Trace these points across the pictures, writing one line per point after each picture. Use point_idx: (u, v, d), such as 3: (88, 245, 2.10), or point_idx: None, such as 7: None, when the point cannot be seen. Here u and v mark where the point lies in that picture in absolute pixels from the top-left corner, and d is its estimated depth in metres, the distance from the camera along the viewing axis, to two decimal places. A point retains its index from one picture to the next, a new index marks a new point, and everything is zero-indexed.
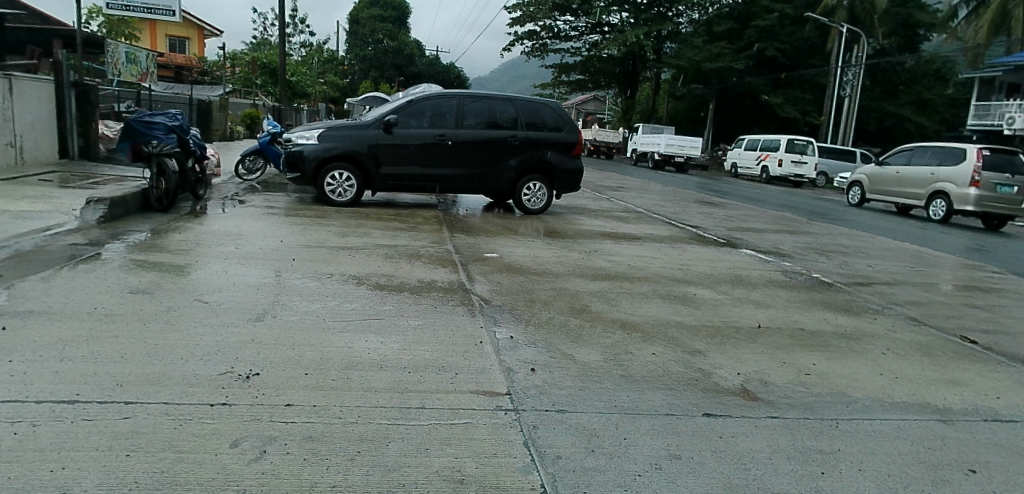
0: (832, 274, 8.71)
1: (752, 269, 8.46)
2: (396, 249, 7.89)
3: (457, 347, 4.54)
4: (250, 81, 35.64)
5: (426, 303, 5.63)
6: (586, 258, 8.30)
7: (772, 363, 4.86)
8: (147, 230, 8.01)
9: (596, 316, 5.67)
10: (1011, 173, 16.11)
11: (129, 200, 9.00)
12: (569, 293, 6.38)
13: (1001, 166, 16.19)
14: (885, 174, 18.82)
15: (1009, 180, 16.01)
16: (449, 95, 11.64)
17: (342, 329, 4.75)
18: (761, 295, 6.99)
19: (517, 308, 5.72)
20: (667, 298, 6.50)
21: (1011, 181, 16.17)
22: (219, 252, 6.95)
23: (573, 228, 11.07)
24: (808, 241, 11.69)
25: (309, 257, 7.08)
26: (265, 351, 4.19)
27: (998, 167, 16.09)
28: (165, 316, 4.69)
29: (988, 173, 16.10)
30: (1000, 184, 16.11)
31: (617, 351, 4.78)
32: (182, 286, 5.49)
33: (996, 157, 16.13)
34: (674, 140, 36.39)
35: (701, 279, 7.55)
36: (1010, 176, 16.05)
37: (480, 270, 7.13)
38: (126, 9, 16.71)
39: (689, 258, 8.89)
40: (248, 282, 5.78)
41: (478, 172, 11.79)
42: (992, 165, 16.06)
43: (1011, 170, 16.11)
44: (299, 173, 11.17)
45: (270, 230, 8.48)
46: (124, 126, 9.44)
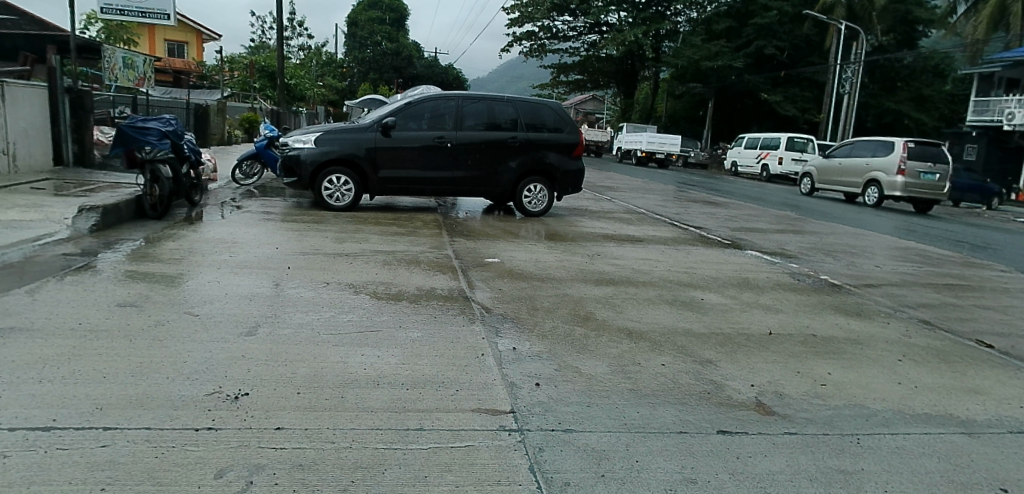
0: (840, 275, 8.49)
1: (759, 271, 8.24)
2: (394, 255, 7.69)
3: (458, 360, 4.35)
4: (249, 85, 35.45)
5: (427, 313, 5.43)
6: (588, 262, 8.09)
7: (786, 372, 4.66)
8: (141, 238, 7.82)
9: (602, 324, 5.47)
10: (932, 162, 18.38)
11: (122, 208, 8.78)
12: (573, 299, 6.18)
13: (925, 155, 18.43)
14: (831, 165, 20.89)
15: (931, 168, 18.31)
16: (448, 97, 11.45)
17: (338, 342, 4.55)
18: (770, 300, 6.78)
19: (520, 317, 5.51)
20: (674, 304, 6.29)
21: (933, 168, 18.45)
22: (212, 261, 6.75)
23: (575, 231, 10.87)
24: (813, 241, 11.48)
25: (306, 264, 6.89)
26: (257, 368, 4.00)
27: (922, 157, 18.37)
28: (152, 331, 4.50)
29: (913, 163, 18.35)
30: (924, 172, 18.39)
31: (625, 362, 4.59)
32: (173, 298, 5.29)
33: (920, 148, 18.40)
34: (655, 137, 37.33)
35: (708, 282, 7.35)
36: (931, 164, 18.35)
37: (481, 276, 6.93)
38: (120, 13, 16.48)
39: (695, 260, 8.68)
40: (241, 293, 5.58)
41: (478, 175, 11.60)
42: (917, 155, 18.32)
43: (933, 158, 18.38)
44: (296, 177, 10.98)
45: (265, 237, 8.27)
46: (116, 132, 9.22)
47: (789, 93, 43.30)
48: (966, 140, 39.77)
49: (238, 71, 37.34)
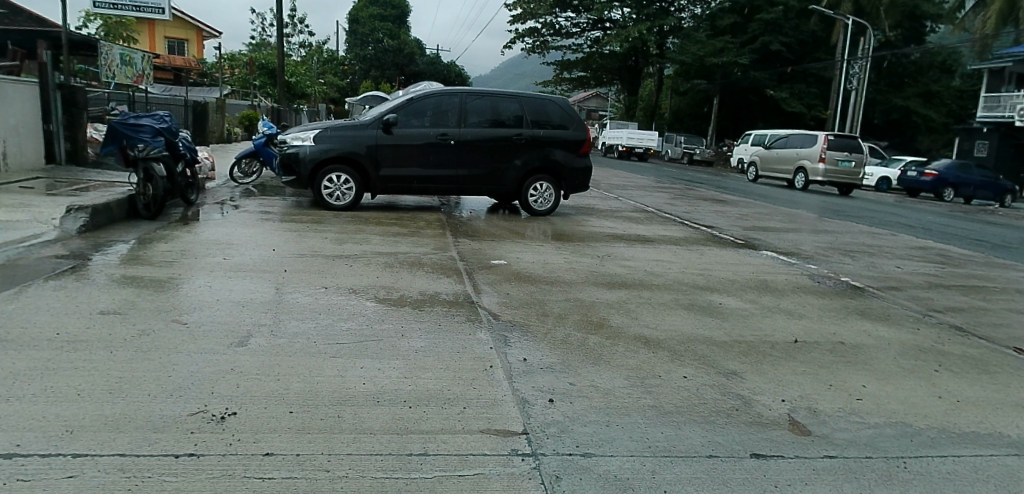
0: (862, 277, 8.15)
1: (776, 272, 7.92)
2: (397, 257, 7.37)
3: (464, 373, 4.02)
4: (249, 82, 35.08)
5: (431, 320, 5.10)
6: (599, 264, 7.76)
7: (818, 386, 4.34)
8: (133, 239, 7.52)
9: (618, 332, 5.14)
10: (847, 152, 22.58)
11: (114, 207, 8.48)
12: (584, 304, 5.87)
13: (842, 147, 22.60)
14: (772, 155, 24.93)
15: (847, 157, 22.50)
16: (451, 92, 11.11)
17: (335, 354, 4.21)
18: (791, 304, 6.46)
19: (531, 324, 5.20)
20: (690, 309, 5.98)
21: (849, 157, 22.68)
22: (206, 264, 6.44)
23: (583, 230, 10.56)
24: (828, 241, 11.17)
25: (304, 267, 6.56)
26: (246, 384, 3.67)
27: (840, 148, 22.52)
28: (135, 342, 4.17)
29: (833, 153, 22.46)
30: (843, 161, 22.50)
31: (645, 374, 4.26)
32: (161, 305, 4.97)
33: (839, 141, 22.62)
34: (635, 133, 39.60)
35: (725, 285, 7.03)
36: (846, 154, 22.56)
37: (487, 279, 6.61)
38: (114, 7, 16.02)
39: (709, 261, 8.36)
40: (234, 299, 5.27)
41: (482, 173, 11.27)
42: (835, 147, 22.49)
43: (849, 149, 22.58)
44: (295, 176, 10.66)
45: (262, 238, 7.95)
46: (108, 129, 8.90)
47: (795, 89, 42.94)
48: (975, 137, 39.40)
49: (239, 68, 37.03)
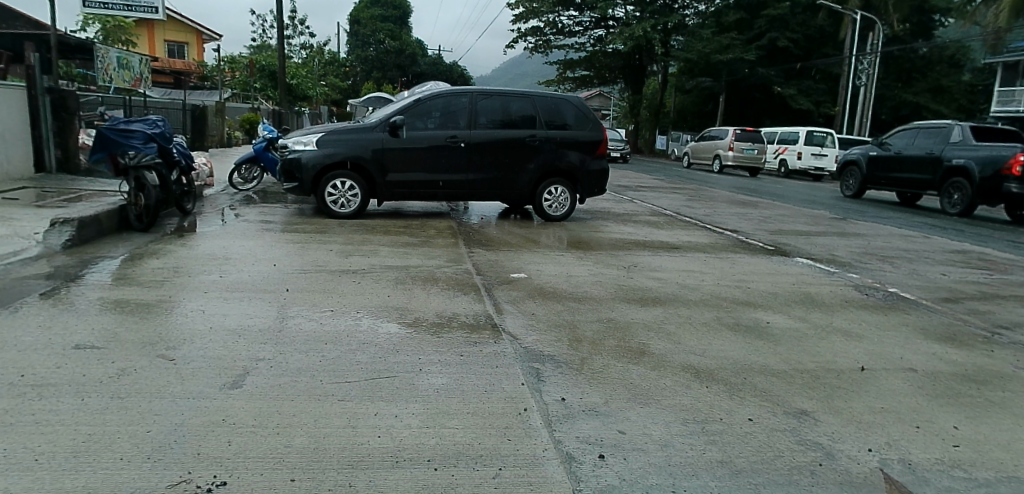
0: (909, 288, 7.52)
1: (817, 284, 7.33)
2: (409, 271, 6.81)
3: (494, 421, 3.42)
4: (249, 84, 34.52)
5: (451, 350, 4.49)
6: (626, 276, 7.16)
7: (903, 428, 3.75)
8: (123, 255, 6.94)
9: (662, 361, 4.54)
10: (752, 143, 27.71)
11: (103, 220, 7.88)
12: (620, 326, 5.28)
13: (749, 139, 27.77)
14: (702, 145, 30.36)
15: (751, 146, 27.66)
16: (461, 91, 10.51)
17: (343, 396, 3.62)
18: (844, 323, 5.86)
19: (565, 351, 4.60)
20: (736, 330, 5.40)
21: (754, 146, 27.78)
22: (200, 283, 5.86)
23: (602, 237, 9.97)
24: (861, 245, 10.55)
25: (307, 286, 5.97)
26: (241, 440, 3.07)
27: (745, 139, 27.71)
28: (109, 385, 3.58)
29: (740, 143, 27.71)
30: (748, 149, 27.68)
31: (704, 417, 3.67)
32: (145, 336, 4.36)
33: (745, 134, 27.82)
34: None
35: (767, 300, 6.45)
36: (752, 144, 27.64)
37: (509, 297, 6.02)
38: (104, 7, 15.37)
39: (743, 272, 7.76)
40: (229, 327, 4.68)
41: (494, 177, 10.67)
42: (742, 138, 27.71)
43: (753, 140, 27.71)
44: (296, 182, 10.07)
45: (263, 251, 7.36)
46: (97, 135, 8.30)
47: (802, 86, 42.25)
48: None
49: (239, 71, 36.44)
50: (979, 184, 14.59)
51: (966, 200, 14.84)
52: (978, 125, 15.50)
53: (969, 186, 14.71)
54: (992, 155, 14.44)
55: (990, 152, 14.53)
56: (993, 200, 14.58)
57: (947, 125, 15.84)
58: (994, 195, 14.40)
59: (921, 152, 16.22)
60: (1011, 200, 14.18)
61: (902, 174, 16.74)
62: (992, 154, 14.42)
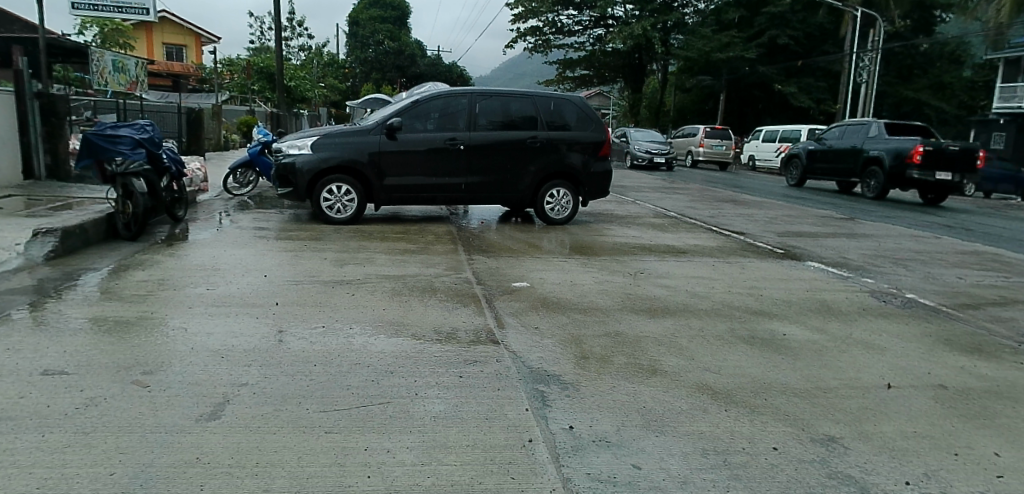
0: (927, 294, 7.21)
1: (832, 290, 7.04)
2: (406, 281, 6.51)
3: (495, 456, 3.13)
4: (247, 87, 34.27)
5: (450, 370, 4.19)
6: (633, 284, 6.86)
7: (941, 456, 3.45)
8: (108, 265, 6.61)
9: (676, 380, 4.25)
10: (721, 139, 29.85)
11: (89, 229, 7.56)
12: (629, 340, 4.99)
13: (718, 136, 29.91)
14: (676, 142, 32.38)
15: (720, 143, 29.78)
16: (460, 92, 10.21)
17: (330, 428, 3.33)
18: (865, 335, 5.55)
19: (571, 370, 4.31)
20: (751, 344, 5.11)
21: (722, 143, 29.92)
22: (187, 297, 5.56)
23: (606, 241, 9.68)
24: (873, 247, 10.24)
25: (300, 299, 5.68)
26: (215, 484, 2.77)
27: (714, 136, 29.86)
28: (76, 419, 3.30)
29: (710, 140, 29.79)
30: (717, 145, 29.78)
31: (724, 447, 3.37)
32: (120, 360, 4.06)
33: (714, 132, 30.00)
34: None
35: (782, 309, 6.17)
36: (721, 141, 29.80)
37: (511, 308, 5.73)
38: (94, 8, 14.97)
39: (755, 277, 7.46)
40: (213, 347, 4.39)
41: (495, 180, 10.37)
42: (712, 136, 29.85)
43: (722, 137, 29.84)
44: (291, 187, 9.77)
45: (254, 261, 7.05)
46: (82, 141, 7.98)
47: (803, 83, 41.97)
48: (991, 129, 38.37)
49: (237, 73, 36.16)
50: (889, 172, 16.96)
51: (879, 186, 17.23)
52: (891, 121, 17.84)
53: (881, 174, 17.04)
54: (898, 147, 16.83)
55: (897, 145, 16.90)
56: (902, 185, 16.92)
57: (866, 121, 18.17)
58: (902, 181, 16.76)
59: (846, 146, 18.52)
60: (915, 184, 16.56)
61: (833, 165, 19.07)
62: (898, 146, 16.82)
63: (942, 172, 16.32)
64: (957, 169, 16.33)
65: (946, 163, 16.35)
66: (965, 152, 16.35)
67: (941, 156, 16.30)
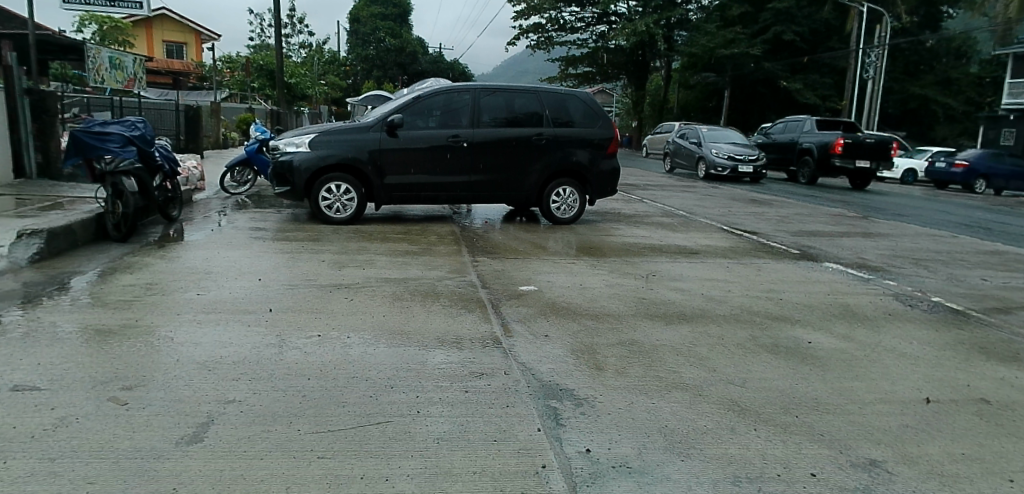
0: (954, 297, 6.88)
1: (853, 295, 6.72)
2: (408, 285, 6.19)
3: (507, 485, 2.80)
4: (246, 84, 34.03)
5: (456, 385, 3.87)
6: (646, 288, 6.55)
7: (996, 483, 3.12)
8: (97, 267, 6.30)
9: (700, 395, 3.92)
10: None
11: (77, 230, 7.25)
12: (646, 350, 4.66)
13: None
14: None
15: None
16: (463, 88, 9.88)
17: (325, 453, 3.01)
18: (895, 343, 5.22)
19: (586, 383, 3.99)
20: (776, 353, 4.78)
21: None
22: (177, 302, 5.25)
23: (614, 241, 9.36)
24: (891, 247, 9.90)
25: (297, 304, 5.36)
26: None
27: None
28: (41, 443, 2.97)
29: None
30: None
31: (758, 474, 3.05)
32: (97, 374, 3.72)
33: None
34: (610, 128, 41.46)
35: (805, 315, 5.85)
36: None
37: (518, 315, 5.41)
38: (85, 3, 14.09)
39: (771, 280, 7.14)
40: (200, 358, 4.06)
41: (499, 179, 10.06)
42: None
43: None
44: (289, 186, 9.46)
45: (249, 263, 6.74)
46: (70, 139, 7.67)
47: (809, 80, 41.58)
48: (1000, 125, 37.90)
49: (238, 71, 35.97)
50: (816, 161, 19.65)
51: (808, 173, 19.89)
52: (821, 118, 20.48)
53: (811, 162, 19.67)
54: (823, 139, 19.56)
55: (822, 138, 19.63)
56: (829, 173, 19.55)
57: (802, 118, 20.79)
58: (828, 169, 19.38)
59: (783, 140, 21.13)
60: (838, 171, 19.28)
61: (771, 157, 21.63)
62: (823, 139, 19.55)
63: (860, 160, 19.13)
64: (872, 157, 19.18)
65: (863, 154, 19.18)
66: (879, 143, 19.21)
67: (859, 147, 19.11)
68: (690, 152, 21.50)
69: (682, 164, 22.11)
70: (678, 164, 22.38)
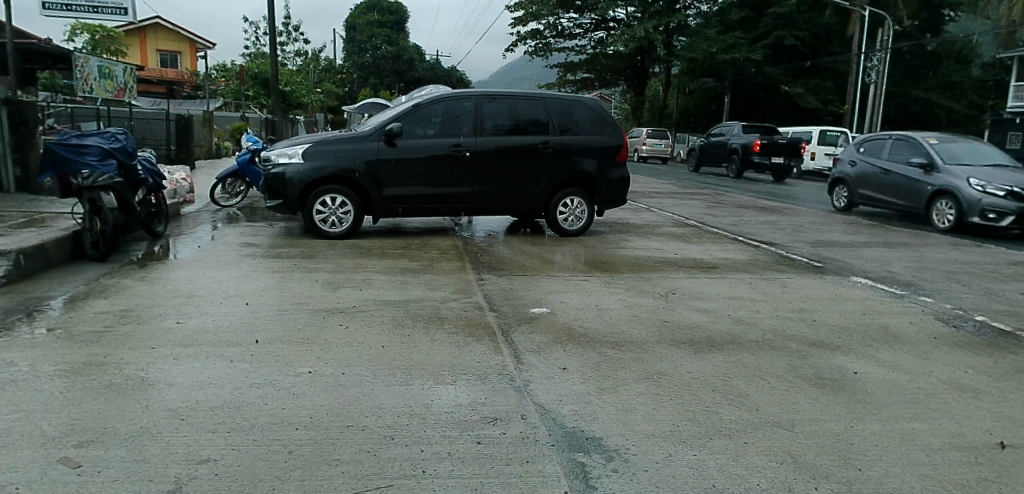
0: (998, 315, 6.37)
1: (890, 314, 6.23)
2: (409, 309, 5.69)
3: None
4: (241, 93, 33.59)
5: (465, 434, 3.35)
6: (667, 309, 6.03)
7: None
8: (69, 292, 5.78)
9: (747, 444, 3.41)
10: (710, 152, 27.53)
11: (50, 249, 6.74)
12: (679, 386, 4.15)
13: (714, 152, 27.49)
14: None
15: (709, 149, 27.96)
16: (464, 95, 9.40)
17: None
18: (949, 373, 4.72)
19: (615, 431, 3.47)
20: (822, 388, 4.28)
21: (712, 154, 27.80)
22: (153, 331, 4.73)
23: (626, 254, 8.86)
24: (916, 259, 9.40)
25: (286, 333, 4.85)
26: None
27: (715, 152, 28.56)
28: None
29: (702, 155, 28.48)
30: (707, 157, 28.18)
31: None
32: (50, 430, 3.18)
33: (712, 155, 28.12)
34: None
35: (842, 339, 5.35)
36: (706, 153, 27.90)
37: (532, 343, 4.91)
38: (67, 9, 13.49)
39: (800, 298, 6.64)
40: (170, 403, 3.53)
41: (504, 190, 9.56)
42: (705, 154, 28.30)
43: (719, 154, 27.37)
44: (281, 199, 8.95)
45: (237, 284, 6.22)
46: (44, 151, 7.16)
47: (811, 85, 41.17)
48: (1005, 128, 37.56)
49: (232, 80, 35.57)
50: (742, 159, 24.84)
51: (736, 168, 25.11)
52: (747, 123, 25.77)
53: (737, 159, 24.95)
54: (745, 141, 24.75)
55: (746, 140, 24.76)
56: (752, 169, 24.71)
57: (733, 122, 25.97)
58: (749, 165, 24.62)
59: (720, 144, 26.39)
60: (759, 166, 24.43)
61: (716, 157, 26.54)
62: (745, 141, 24.73)
63: (775, 157, 24.13)
64: (786, 155, 24.13)
65: (777, 152, 24.19)
66: (792, 144, 24.27)
67: (773, 147, 24.17)
68: (909, 183, 12.77)
69: (887, 200, 13.40)
70: (876, 200, 13.66)
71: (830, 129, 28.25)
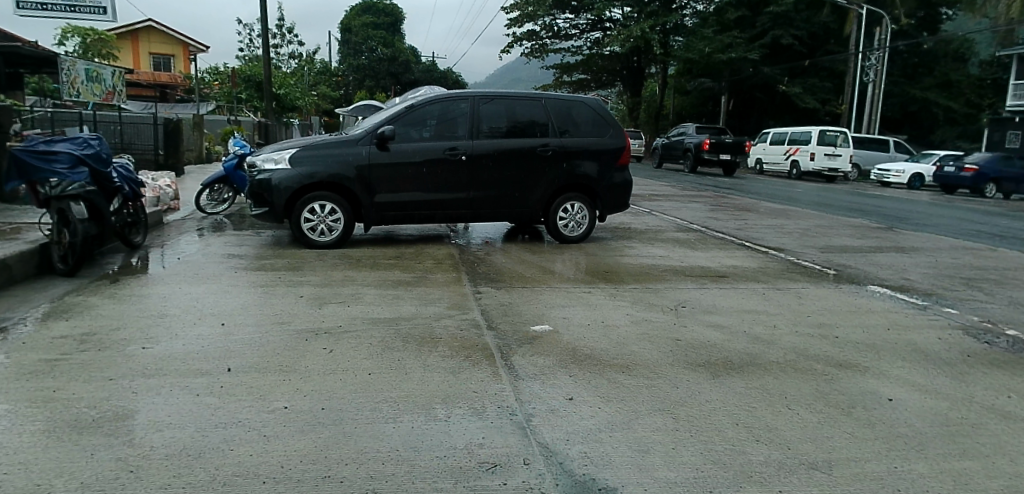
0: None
1: (916, 329, 5.79)
2: (399, 328, 5.26)
3: None
4: (234, 96, 33.12)
5: (460, 486, 2.91)
6: (678, 324, 5.60)
7: None
8: (28, 312, 5.33)
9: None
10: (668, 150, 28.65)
11: (14, 264, 6.30)
12: (700, 419, 3.71)
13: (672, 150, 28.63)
14: None
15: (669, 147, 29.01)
16: (460, 96, 8.97)
17: None
18: (991, 398, 4.29)
19: (632, 478, 3.04)
20: (859, 420, 3.84)
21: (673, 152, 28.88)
22: (113, 358, 4.29)
23: (630, 262, 8.45)
24: (932, 265, 8.97)
25: (262, 359, 4.42)
26: None
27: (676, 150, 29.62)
28: None
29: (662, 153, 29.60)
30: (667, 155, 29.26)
31: None
32: None
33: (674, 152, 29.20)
34: None
35: (870, 360, 4.91)
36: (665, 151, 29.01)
37: (533, 368, 4.47)
38: (42, 8, 13.10)
39: (817, 311, 6.20)
40: (121, 451, 3.09)
41: (502, 195, 9.13)
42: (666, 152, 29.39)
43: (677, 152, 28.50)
44: (267, 207, 8.51)
45: (214, 302, 5.78)
46: (9, 159, 6.67)
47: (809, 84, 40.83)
48: (1004, 126, 37.22)
49: (225, 83, 35.12)
50: (694, 156, 25.77)
51: (689, 165, 26.08)
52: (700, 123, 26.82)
53: (690, 157, 25.86)
54: (696, 140, 25.71)
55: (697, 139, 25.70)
56: (703, 165, 25.69)
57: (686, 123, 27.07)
58: (699, 161, 25.62)
59: (675, 143, 27.36)
60: (709, 163, 25.37)
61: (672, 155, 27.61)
62: (696, 140, 25.65)
63: (723, 155, 25.17)
64: (732, 153, 25.18)
65: (725, 149, 25.21)
66: (738, 142, 25.26)
67: (721, 146, 25.16)
68: None
69: None
70: None
71: (830, 129, 27.83)
